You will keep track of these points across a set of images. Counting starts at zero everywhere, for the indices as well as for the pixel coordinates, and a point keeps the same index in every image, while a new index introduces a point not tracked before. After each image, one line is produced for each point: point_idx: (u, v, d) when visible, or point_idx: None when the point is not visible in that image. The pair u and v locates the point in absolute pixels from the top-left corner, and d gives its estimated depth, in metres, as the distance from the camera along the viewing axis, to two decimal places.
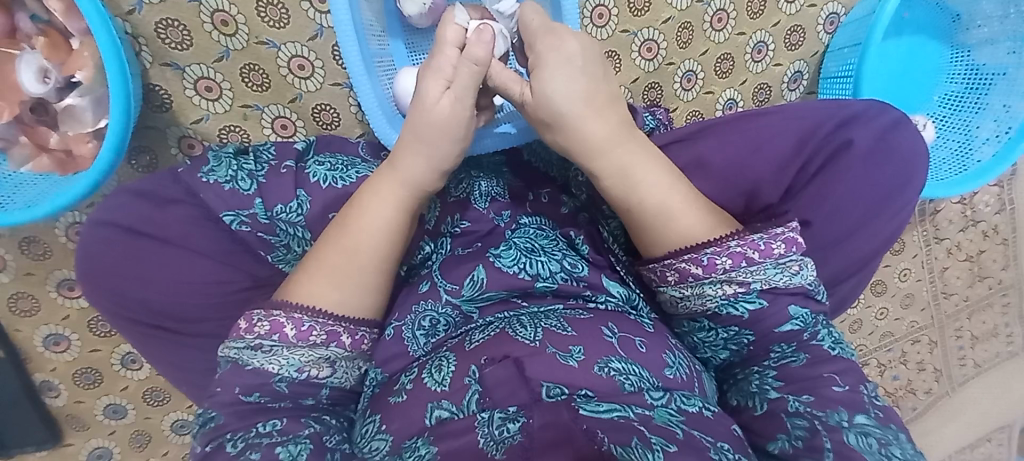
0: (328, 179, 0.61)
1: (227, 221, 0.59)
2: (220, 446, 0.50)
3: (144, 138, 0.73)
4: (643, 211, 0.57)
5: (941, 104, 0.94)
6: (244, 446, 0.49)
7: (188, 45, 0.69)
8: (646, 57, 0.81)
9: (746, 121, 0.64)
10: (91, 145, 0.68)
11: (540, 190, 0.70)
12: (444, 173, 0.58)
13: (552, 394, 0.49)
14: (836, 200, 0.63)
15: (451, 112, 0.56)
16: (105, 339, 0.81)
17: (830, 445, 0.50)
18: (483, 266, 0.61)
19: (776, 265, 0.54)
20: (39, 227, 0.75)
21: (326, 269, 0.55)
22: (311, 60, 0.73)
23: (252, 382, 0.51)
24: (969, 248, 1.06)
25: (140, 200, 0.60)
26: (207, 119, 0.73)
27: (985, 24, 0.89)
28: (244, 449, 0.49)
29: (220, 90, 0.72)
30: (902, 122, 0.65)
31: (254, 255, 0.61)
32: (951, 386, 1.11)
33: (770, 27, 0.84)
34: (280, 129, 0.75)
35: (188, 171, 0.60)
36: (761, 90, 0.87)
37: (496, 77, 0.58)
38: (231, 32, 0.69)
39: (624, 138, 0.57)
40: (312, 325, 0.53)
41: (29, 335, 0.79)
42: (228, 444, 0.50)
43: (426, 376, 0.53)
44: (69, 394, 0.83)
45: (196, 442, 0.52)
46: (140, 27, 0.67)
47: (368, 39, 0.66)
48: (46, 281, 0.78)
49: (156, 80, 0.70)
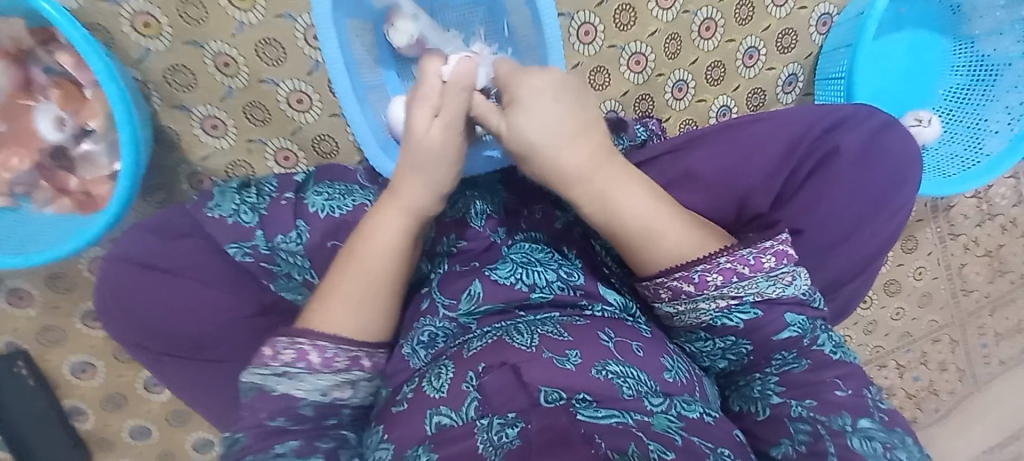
0: (326, 209, 0.64)
1: (231, 253, 0.62)
2: None
3: (155, 176, 0.76)
4: (632, 231, 0.57)
5: (947, 97, 0.92)
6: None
7: (194, 87, 0.73)
8: (635, 70, 0.81)
9: (732, 131, 0.64)
10: (108, 186, 0.72)
11: (533, 206, 0.72)
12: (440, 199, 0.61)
13: (550, 399, 0.50)
14: (827, 205, 0.62)
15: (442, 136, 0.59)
16: (129, 364, 0.86)
17: (834, 449, 0.51)
18: (480, 280, 0.64)
19: (768, 278, 0.54)
20: (64, 263, 0.80)
21: (340, 295, 0.58)
22: (309, 95, 0.76)
23: (277, 407, 0.54)
24: (987, 242, 1.03)
25: (152, 234, 0.63)
26: (215, 154, 0.76)
27: (986, 14, 0.87)
28: None
29: (226, 127, 0.75)
30: (894, 121, 0.64)
31: (259, 283, 0.64)
32: (976, 385, 1.07)
33: (760, 32, 0.84)
34: (282, 160, 0.78)
35: (195, 207, 0.63)
36: (754, 95, 0.86)
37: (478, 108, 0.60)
38: (233, 73, 0.73)
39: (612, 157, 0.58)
40: (336, 352, 0.56)
41: (59, 364, 0.84)
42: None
43: (426, 384, 0.55)
44: (98, 417, 0.88)
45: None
46: (149, 73, 0.71)
47: (359, 73, 0.68)
48: (73, 313, 0.82)
49: (166, 121, 0.74)
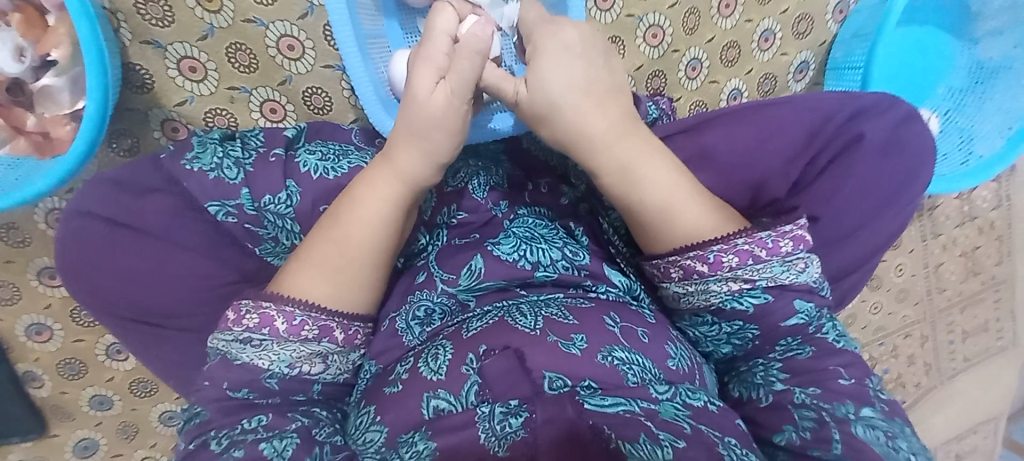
0: (320, 170, 0.59)
1: (212, 212, 0.57)
2: (203, 444, 0.48)
3: (122, 121, 0.69)
4: (649, 206, 0.54)
5: (946, 97, 0.93)
6: (228, 443, 0.48)
7: (169, 22, 0.65)
8: (651, 44, 0.78)
9: (756, 112, 0.61)
10: (69, 127, 0.64)
11: (539, 179, 0.69)
12: (443, 165, 0.56)
13: (554, 386, 0.48)
14: (843, 195, 0.60)
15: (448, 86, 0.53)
16: (89, 329, 0.79)
17: (839, 436, 0.49)
18: (482, 256, 0.60)
19: (783, 263, 0.53)
20: (16, 214, 0.72)
21: (316, 261, 0.53)
22: (301, 41, 0.69)
23: (241, 378, 0.50)
24: (965, 243, 1.06)
25: (117, 189, 0.56)
26: (191, 102, 0.69)
27: (992, 16, 0.88)
28: (228, 447, 0.47)
29: (205, 71, 0.68)
30: (915, 115, 0.62)
31: (241, 248, 0.58)
32: (940, 379, 1.12)
33: (778, 14, 0.81)
34: (269, 112, 0.72)
35: (170, 158, 0.57)
36: (766, 80, 0.85)
37: (489, 77, 0.54)
38: (215, 9, 0.66)
39: (632, 130, 0.55)
40: (304, 320, 0.51)
41: (10, 325, 0.77)
42: (212, 441, 0.48)
43: (422, 365, 0.52)
44: (54, 384, 0.81)
45: (181, 439, 0.51)
46: (118, 2, 0.63)
47: (361, 19, 0.62)
48: (26, 269, 0.75)
49: (136, 59, 0.66)
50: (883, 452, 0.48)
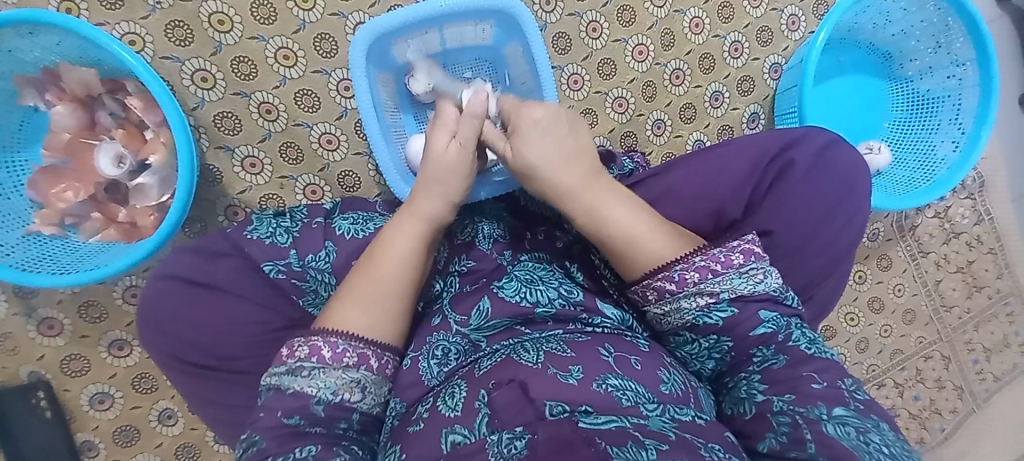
0: (351, 231, 0.71)
1: (266, 270, 0.69)
2: None
3: (198, 210, 0.87)
4: (616, 238, 0.65)
5: (893, 129, 1.06)
6: None
7: (238, 131, 0.85)
8: (619, 111, 0.94)
9: (705, 153, 0.74)
10: (153, 216, 0.82)
11: (537, 229, 0.78)
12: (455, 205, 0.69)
13: (554, 412, 0.51)
14: (792, 209, 0.70)
15: (444, 151, 0.68)
16: (146, 395, 0.91)
17: (811, 435, 0.52)
18: (488, 297, 0.68)
19: (740, 274, 0.61)
20: (99, 292, 0.87)
21: (357, 298, 0.63)
22: (338, 136, 0.87)
23: (293, 405, 0.57)
24: (958, 259, 1.10)
25: (195, 255, 0.70)
26: (250, 189, 0.87)
27: (917, 57, 1.02)
28: None
29: (262, 165, 0.86)
30: (837, 140, 0.74)
31: (288, 298, 0.70)
32: (975, 403, 1.10)
33: (722, 79, 0.98)
34: (310, 193, 0.89)
35: (236, 230, 0.71)
36: (724, 131, 1.00)
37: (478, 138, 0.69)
38: (273, 118, 0.85)
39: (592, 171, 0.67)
40: (346, 348, 0.60)
41: (77, 394, 0.89)
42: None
43: (441, 403, 0.57)
44: (108, 452, 0.92)
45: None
46: (201, 118, 0.83)
47: (383, 114, 0.80)
48: (99, 342, 0.88)
49: (211, 161, 0.85)
50: (853, 447, 0.51)
